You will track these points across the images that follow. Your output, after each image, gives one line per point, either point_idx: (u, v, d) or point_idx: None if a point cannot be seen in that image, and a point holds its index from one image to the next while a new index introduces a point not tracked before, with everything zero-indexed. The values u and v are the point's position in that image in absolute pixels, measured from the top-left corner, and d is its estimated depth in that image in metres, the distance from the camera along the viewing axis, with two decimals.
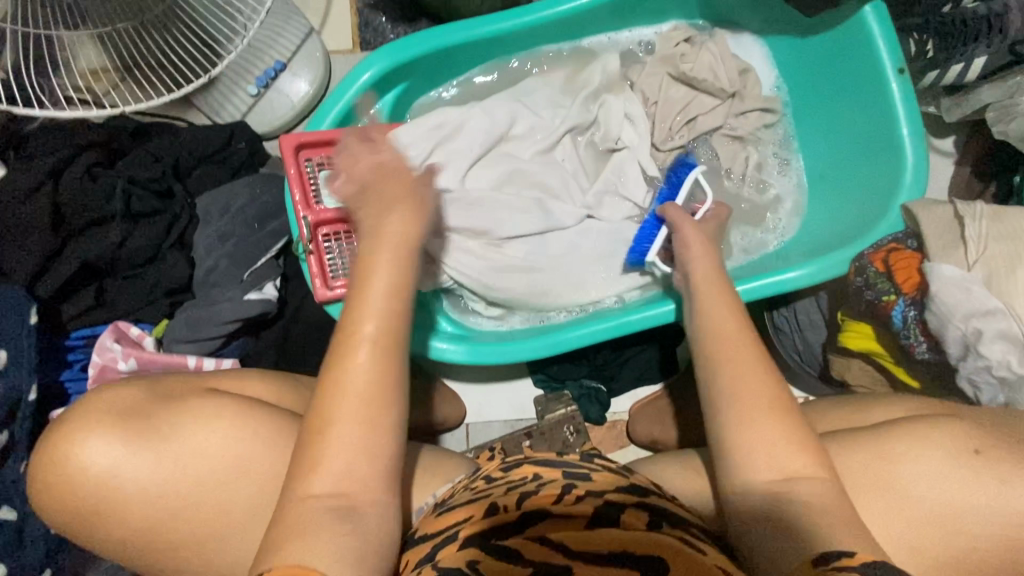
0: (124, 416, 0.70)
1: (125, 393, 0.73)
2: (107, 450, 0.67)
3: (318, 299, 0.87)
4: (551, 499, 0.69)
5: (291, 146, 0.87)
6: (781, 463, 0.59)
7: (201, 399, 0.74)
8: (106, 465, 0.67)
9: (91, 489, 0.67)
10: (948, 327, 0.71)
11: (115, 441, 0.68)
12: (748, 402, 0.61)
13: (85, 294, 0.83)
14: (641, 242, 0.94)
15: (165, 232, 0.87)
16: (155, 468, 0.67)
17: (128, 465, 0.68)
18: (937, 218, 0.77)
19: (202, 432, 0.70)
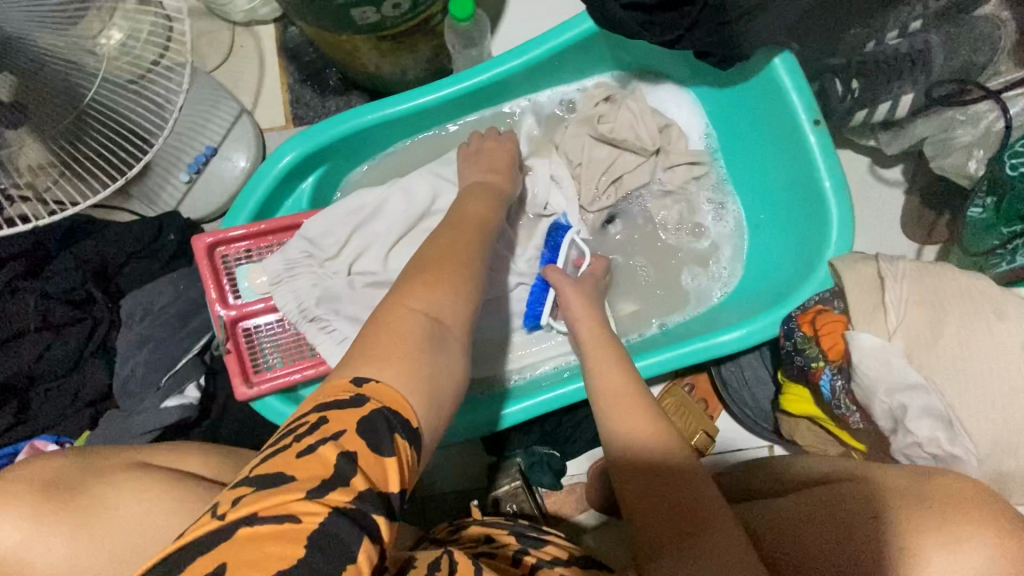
0: (46, 482, 0.54)
1: (45, 457, 0.58)
2: (4, 531, 0.50)
3: (240, 398, 0.86)
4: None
5: (203, 247, 0.87)
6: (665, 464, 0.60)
7: (140, 463, 0.61)
8: (2, 552, 0.50)
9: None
10: (873, 401, 0.68)
11: (18, 517, 0.51)
12: (630, 418, 0.64)
13: (6, 410, 0.82)
14: (533, 306, 0.92)
15: (85, 339, 0.87)
16: (73, 556, 0.51)
17: (30, 554, 0.50)
18: (861, 278, 0.74)
19: (134, 509, 0.55)
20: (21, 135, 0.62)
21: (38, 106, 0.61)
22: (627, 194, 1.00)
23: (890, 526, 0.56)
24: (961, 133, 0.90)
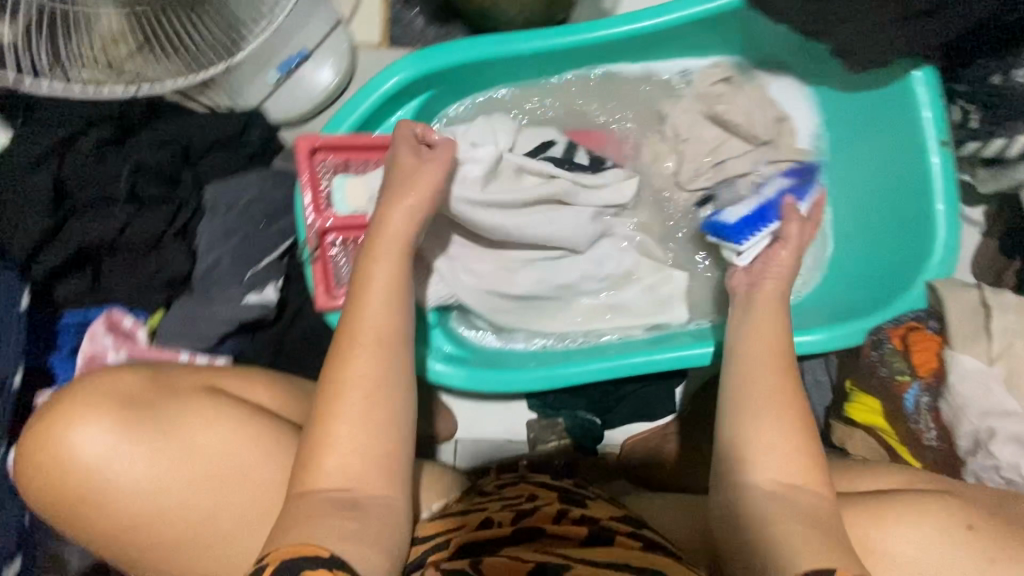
0: (124, 403, 0.68)
1: (125, 379, 0.70)
2: (103, 437, 0.65)
3: (319, 307, 0.84)
4: (545, 520, 0.77)
5: (306, 149, 0.84)
6: (780, 473, 0.61)
7: (199, 397, 0.71)
8: (101, 454, 0.65)
9: (82, 481, 0.64)
10: (961, 421, 0.70)
11: (114, 424, 0.66)
12: (764, 439, 0.63)
13: (82, 276, 0.81)
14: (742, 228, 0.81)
15: (168, 219, 0.84)
16: (155, 466, 0.66)
17: (121, 462, 0.65)
18: (963, 303, 0.75)
19: (206, 433, 0.69)
20: None
21: None
22: (726, 179, 0.97)
23: (971, 533, 0.61)
24: None
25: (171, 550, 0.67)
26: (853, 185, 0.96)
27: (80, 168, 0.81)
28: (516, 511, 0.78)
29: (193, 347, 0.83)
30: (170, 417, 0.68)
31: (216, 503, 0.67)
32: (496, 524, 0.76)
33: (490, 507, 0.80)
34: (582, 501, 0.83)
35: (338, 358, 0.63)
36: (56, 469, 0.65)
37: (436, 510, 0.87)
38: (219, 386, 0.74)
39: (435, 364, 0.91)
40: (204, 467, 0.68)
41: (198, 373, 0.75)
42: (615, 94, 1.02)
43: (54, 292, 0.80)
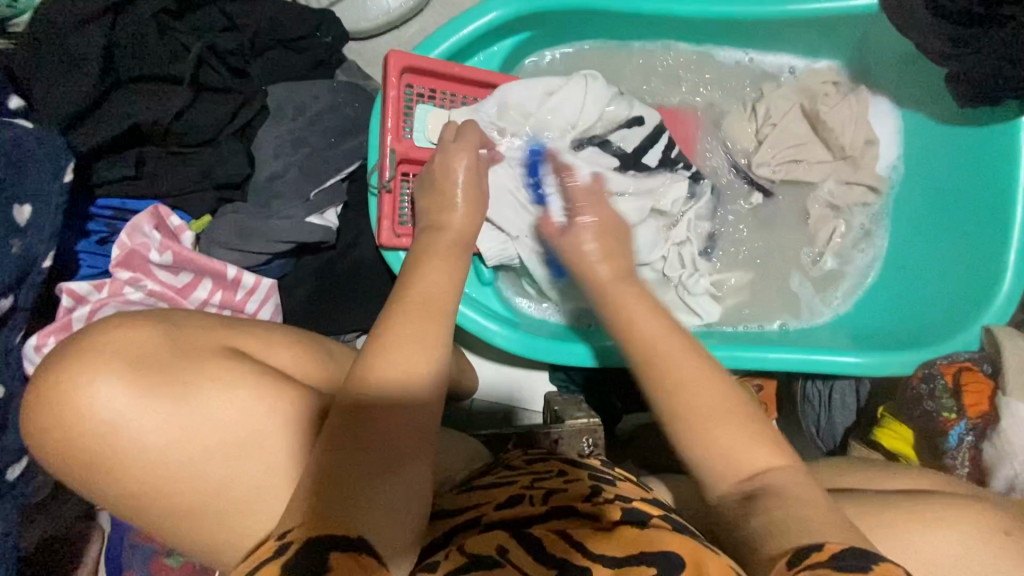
0: (142, 362, 0.52)
1: (140, 333, 0.54)
2: (119, 399, 0.50)
3: (381, 242, 0.79)
4: (578, 498, 0.57)
5: (398, 66, 0.77)
6: (746, 467, 0.51)
7: (222, 357, 0.56)
8: (118, 416, 0.50)
9: (91, 447, 0.49)
10: (1004, 463, 0.73)
11: (130, 382, 0.51)
12: (725, 441, 0.51)
13: (125, 160, 0.71)
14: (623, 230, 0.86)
15: (230, 115, 0.75)
16: (173, 430, 0.51)
17: (140, 427, 0.50)
18: (1020, 352, 0.76)
19: (224, 399, 0.53)
20: None
21: None
22: (794, 179, 0.95)
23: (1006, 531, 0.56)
24: None
25: (192, 528, 0.53)
26: (922, 219, 0.95)
27: (134, 35, 0.71)
28: (547, 487, 0.59)
29: (237, 261, 0.75)
30: (188, 376, 0.53)
31: (244, 473, 0.53)
32: (527, 501, 0.57)
33: (519, 481, 0.61)
34: (612, 481, 0.62)
35: (384, 343, 0.52)
36: (54, 430, 0.49)
37: (458, 480, 0.70)
38: (237, 347, 0.59)
39: (483, 321, 0.85)
40: (227, 438, 0.53)
41: (213, 330, 0.59)
42: (709, 78, 0.99)
43: (91, 172, 0.70)
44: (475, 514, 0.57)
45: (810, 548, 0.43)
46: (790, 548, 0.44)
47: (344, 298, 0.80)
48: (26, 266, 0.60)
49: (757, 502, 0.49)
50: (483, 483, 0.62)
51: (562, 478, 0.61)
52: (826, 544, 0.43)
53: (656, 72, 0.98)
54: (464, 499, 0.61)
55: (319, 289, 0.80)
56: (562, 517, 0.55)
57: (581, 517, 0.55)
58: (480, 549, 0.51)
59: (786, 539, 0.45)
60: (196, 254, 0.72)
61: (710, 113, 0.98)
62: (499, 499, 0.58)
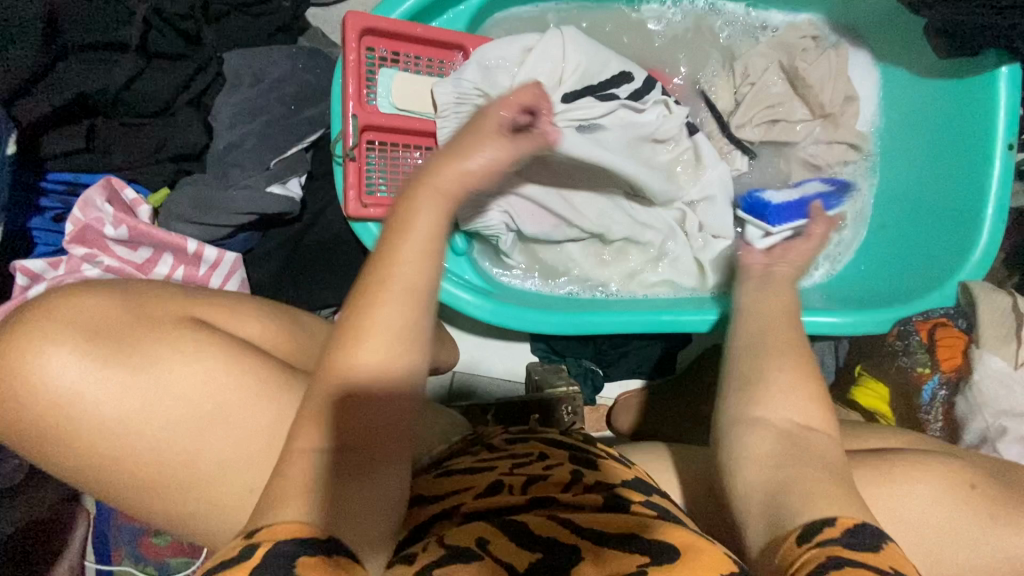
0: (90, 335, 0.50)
1: (89, 309, 0.52)
2: (68, 378, 0.48)
3: (347, 214, 0.77)
4: (556, 487, 0.58)
5: (356, 28, 0.74)
6: (788, 412, 0.49)
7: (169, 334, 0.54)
8: (68, 396, 0.49)
9: (43, 426, 0.49)
10: (974, 417, 0.73)
11: (80, 358, 0.49)
12: (781, 378, 0.50)
13: (75, 133, 0.68)
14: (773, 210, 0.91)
15: (183, 83, 0.72)
16: (120, 403, 0.50)
17: (87, 401, 0.49)
18: (994, 305, 0.76)
19: (175, 375, 0.52)
20: None
21: None
22: (772, 140, 0.93)
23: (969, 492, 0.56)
24: None
25: (149, 501, 0.52)
26: (902, 177, 0.94)
27: None
28: (527, 474, 0.60)
29: (198, 235, 0.73)
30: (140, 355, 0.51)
31: (200, 445, 0.52)
32: (506, 490, 0.58)
33: (499, 467, 0.61)
34: (595, 461, 0.63)
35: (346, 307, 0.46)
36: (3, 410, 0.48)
37: (436, 454, 0.70)
38: (201, 318, 0.57)
39: (457, 290, 0.84)
40: (183, 408, 0.51)
41: (180, 300, 0.58)
42: (685, 37, 0.96)
43: (39, 145, 0.68)
44: (452, 501, 0.57)
45: (816, 524, 0.41)
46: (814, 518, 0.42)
47: (311, 270, 0.79)
48: None
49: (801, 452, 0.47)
50: (460, 467, 0.62)
51: (542, 463, 0.62)
52: (840, 519, 0.41)
53: (630, 31, 0.95)
54: (444, 483, 0.61)
55: (285, 263, 0.79)
56: (541, 507, 0.56)
57: (563, 506, 0.56)
58: (456, 542, 0.50)
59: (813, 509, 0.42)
60: (152, 228, 0.70)
61: (686, 71, 0.96)
62: (478, 488, 0.58)
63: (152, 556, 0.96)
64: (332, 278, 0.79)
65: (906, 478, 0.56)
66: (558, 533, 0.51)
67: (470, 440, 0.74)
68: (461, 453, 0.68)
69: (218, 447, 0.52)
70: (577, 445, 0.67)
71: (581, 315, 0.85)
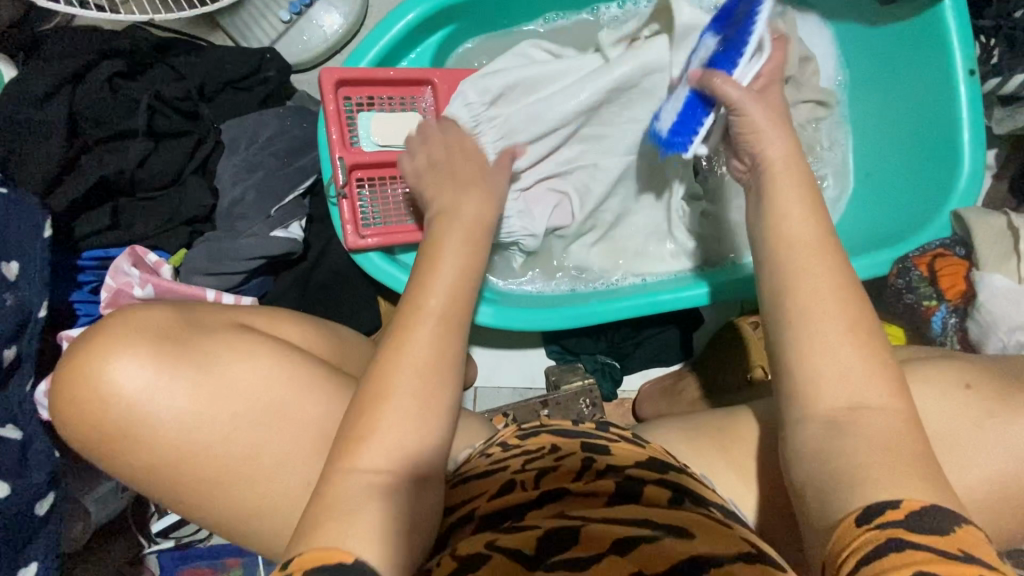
0: (161, 335, 0.59)
1: (154, 315, 0.61)
2: (139, 374, 0.57)
3: (347, 247, 0.84)
4: (567, 477, 0.63)
5: (330, 81, 0.81)
6: (845, 395, 0.50)
7: (233, 332, 0.63)
8: (142, 391, 0.57)
9: (119, 419, 0.57)
10: (990, 337, 0.71)
11: (148, 358, 0.57)
12: (830, 368, 0.51)
13: (100, 213, 0.77)
14: (687, 121, 0.71)
15: (188, 155, 0.81)
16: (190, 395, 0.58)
17: (164, 388, 0.57)
18: (989, 228, 0.77)
19: (242, 365, 0.60)
20: None
21: None
22: None
23: (967, 392, 0.58)
24: None
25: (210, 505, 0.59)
26: (877, 123, 0.95)
27: (93, 101, 0.79)
28: (538, 469, 0.64)
29: (216, 284, 0.80)
30: (209, 348, 0.60)
31: (245, 453, 0.60)
32: (520, 486, 0.62)
33: (511, 465, 0.66)
34: (607, 448, 0.68)
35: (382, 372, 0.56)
36: (82, 405, 0.57)
37: (457, 465, 0.75)
38: (248, 322, 0.67)
39: None
40: (243, 408, 0.59)
41: (227, 312, 0.67)
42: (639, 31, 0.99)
43: (71, 229, 0.77)
44: (471, 506, 0.63)
45: (880, 504, 0.44)
46: (865, 502, 0.45)
47: (324, 303, 0.85)
48: (23, 318, 0.66)
49: (844, 429, 0.50)
50: (477, 472, 0.67)
51: (554, 455, 0.67)
52: (905, 501, 0.44)
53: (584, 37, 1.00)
54: (464, 492, 0.65)
55: (299, 301, 0.85)
56: (555, 498, 0.60)
57: (575, 496, 0.61)
58: (469, 549, 0.53)
59: (861, 492, 0.46)
60: (174, 283, 0.77)
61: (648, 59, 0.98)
62: (493, 490, 0.63)
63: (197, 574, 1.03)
64: (348, 308, 0.87)
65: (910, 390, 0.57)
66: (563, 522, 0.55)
67: (490, 442, 0.78)
68: (480, 456, 0.73)
69: (254, 455, 0.59)
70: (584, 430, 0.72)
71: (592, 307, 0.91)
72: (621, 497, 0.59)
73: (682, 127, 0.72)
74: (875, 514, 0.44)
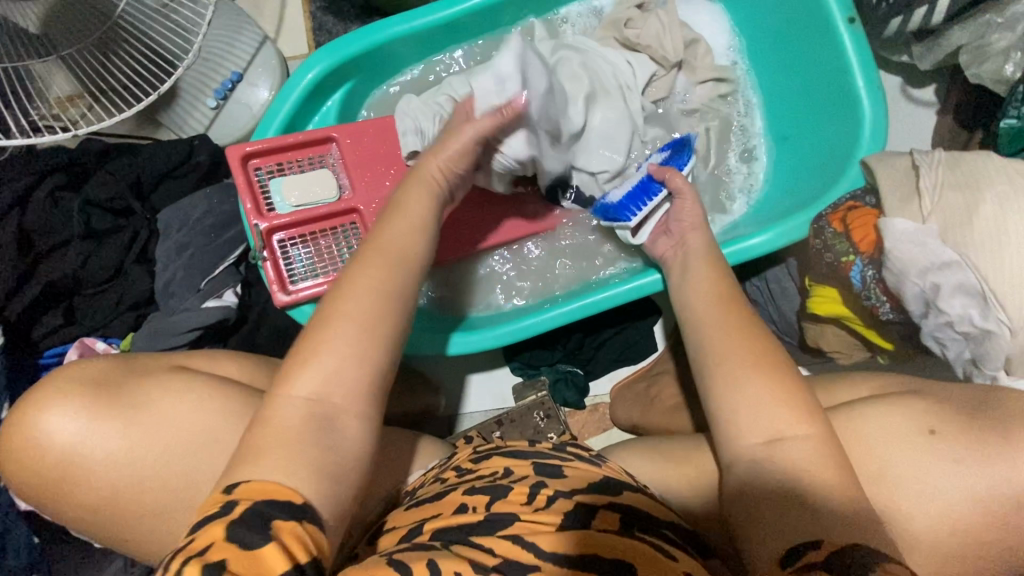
0: (99, 386, 0.66)
1: (98, 364, 0.68)
2: (77, 422, 0.64)
3: (278, 307, 0.89)
4: (518, 500, 0.64)
5: (237, 156, 0.88)
6: (766, 429, 0.56)
7: (165, 378, 0.69)
8: (76, 437, 0.64)
9: (57, 460, 0.63)
10: (906, 284, 0.68)
11: (81, 412, 0.64)
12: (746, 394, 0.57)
13: (55, 313, 0.86)
14: (632, 202, 0.84)
15: (126, 248, 0.90)
16: (113, 461, 0.64)
17: (95, 439, 0.64)
18: (895, 170, 0.74)
19: (159, 435, 0.65)
20: (49, 72, 0.82)
21: (64, 27, 0.79)
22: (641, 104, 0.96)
23: (934, 438, 0.59)
24: (997, 39, 0.91)
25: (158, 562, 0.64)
26: (780, 83, 0.94)
27: (39, 214, 0.88)
28: (486, 490, 0.65)
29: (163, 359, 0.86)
30: (137, 397, 0.66)
31: (176, 510, 0.64)
32: (470, 509, 0.64)
33: (460, 488, 0.67)
34: (561, 468, 0.69)
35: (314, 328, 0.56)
36: (25, 462, 0.64)
37: (413, 487, 0.76)
38: (188, 363, 0.73)
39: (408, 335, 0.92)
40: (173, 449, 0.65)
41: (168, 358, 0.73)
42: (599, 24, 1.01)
43: (31, 332, 0.85)
44: (418, 526, 0.64)
45: (808, 544, 0.50)
46: (798, 539, 0.51)
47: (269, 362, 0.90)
48: None
49: (775, 454, 0.55)
50: (428, 496, 0.69)
51: (508, 476, 0.68)
52: (826, 540, 0.50)
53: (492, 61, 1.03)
54: (413, 516, 0.66)
55: None
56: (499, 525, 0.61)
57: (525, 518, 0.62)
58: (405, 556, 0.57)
59: (787, 533, 0.51)
60: None
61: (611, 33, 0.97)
62: (445, 511, 0.65)
63: None
64: None
65: (881, 417, 0.62)
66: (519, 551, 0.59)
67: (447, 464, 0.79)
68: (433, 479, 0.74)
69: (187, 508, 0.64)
70: (541, 450, 0.73)
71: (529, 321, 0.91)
72: (571, 522, 0.61)
73: (626, 203, 0.84)
74: (801, 553, 0.50)
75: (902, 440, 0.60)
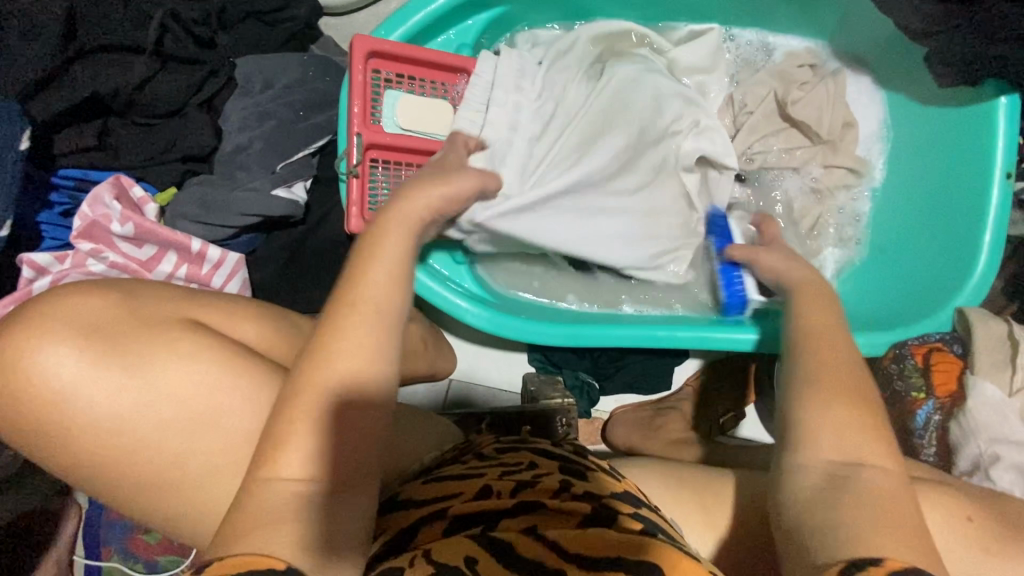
0: (94, 330, 0.53)
1: (92, 303, 0.55)
2: (73, 366, 0.51)
3: (347, 231, 0.77)
4: (545, 494, 0.55)
5: (362, 51, 0.76)
6: None
7: (178, 333, 0.56)
8: (71, 382, 0.51)
9: (40, 413, 0.51)
10: (969, 443, 0.74)
11: (81, 359, 0.52)
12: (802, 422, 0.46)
13: (88, 131, 0.71)
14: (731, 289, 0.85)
15: (195, 87, 0.74)
16: (125, 414, 0.52)
17: (93, 396, 0.52)
18: (990, 332, 0.76)
19: (180, 378, 0.54)
20: None
21: None
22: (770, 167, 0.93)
23: None
24: None
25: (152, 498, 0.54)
26: (903, 201, 0.94)
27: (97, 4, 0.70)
28: (517, 480, 0.57)
29: (202, 233, 0.75)
30: (141, 358, 0.54)
31: (186, 437, 0.53)
32: (494, 495, 0.55)
33: (487, 473, 0.58)
34: (586, 473, 0.59)
35: (328, 328, 0.45)
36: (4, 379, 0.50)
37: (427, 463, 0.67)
38: (196, 321, 0.60)
39: (454, 297, 0.84)
40: (176, 407, 0.54)
41: (173, 301, 0.60)
42: (756, 65, 0.97)
43: (52, 142, 0.70)
44: (441, 506, 0.55)
45: None
46: None
47: (309, 275, 0.79)
48: None
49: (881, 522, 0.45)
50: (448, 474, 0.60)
51: (532, 471, 0.59)
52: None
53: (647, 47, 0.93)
54: (431, 492, 0.57)
55: (285, 266, 0.80)
56: (526, 514, 0.53)
57: (551, 514, 0.53)
58: (442, 558, 0.48)
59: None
60: (156, 224, 0.71)
61: (774, 79, 0.93)
62: (467, 493, 0.56)
63: (140, 553, 0.94)
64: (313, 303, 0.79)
65: None
66: (538, 554, 0.48)
67: (463, 447, 0.71)
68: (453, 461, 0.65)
69: (189, 453, 0.53)
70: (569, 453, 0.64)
71: (581, 329, 0.85)
72: (595, 523, 0.51)
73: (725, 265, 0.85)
74: None
75: (944, 537, 0.54)
